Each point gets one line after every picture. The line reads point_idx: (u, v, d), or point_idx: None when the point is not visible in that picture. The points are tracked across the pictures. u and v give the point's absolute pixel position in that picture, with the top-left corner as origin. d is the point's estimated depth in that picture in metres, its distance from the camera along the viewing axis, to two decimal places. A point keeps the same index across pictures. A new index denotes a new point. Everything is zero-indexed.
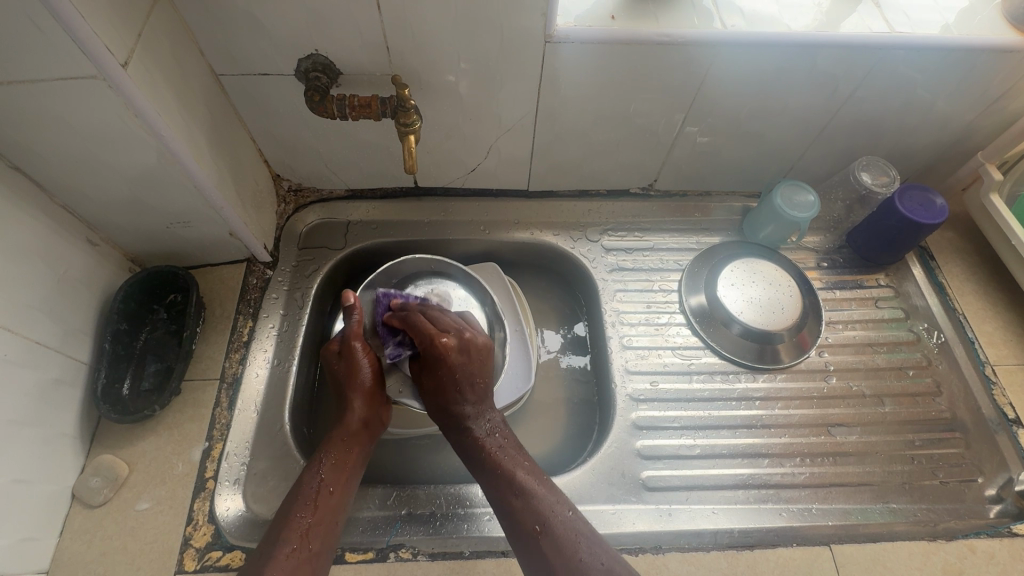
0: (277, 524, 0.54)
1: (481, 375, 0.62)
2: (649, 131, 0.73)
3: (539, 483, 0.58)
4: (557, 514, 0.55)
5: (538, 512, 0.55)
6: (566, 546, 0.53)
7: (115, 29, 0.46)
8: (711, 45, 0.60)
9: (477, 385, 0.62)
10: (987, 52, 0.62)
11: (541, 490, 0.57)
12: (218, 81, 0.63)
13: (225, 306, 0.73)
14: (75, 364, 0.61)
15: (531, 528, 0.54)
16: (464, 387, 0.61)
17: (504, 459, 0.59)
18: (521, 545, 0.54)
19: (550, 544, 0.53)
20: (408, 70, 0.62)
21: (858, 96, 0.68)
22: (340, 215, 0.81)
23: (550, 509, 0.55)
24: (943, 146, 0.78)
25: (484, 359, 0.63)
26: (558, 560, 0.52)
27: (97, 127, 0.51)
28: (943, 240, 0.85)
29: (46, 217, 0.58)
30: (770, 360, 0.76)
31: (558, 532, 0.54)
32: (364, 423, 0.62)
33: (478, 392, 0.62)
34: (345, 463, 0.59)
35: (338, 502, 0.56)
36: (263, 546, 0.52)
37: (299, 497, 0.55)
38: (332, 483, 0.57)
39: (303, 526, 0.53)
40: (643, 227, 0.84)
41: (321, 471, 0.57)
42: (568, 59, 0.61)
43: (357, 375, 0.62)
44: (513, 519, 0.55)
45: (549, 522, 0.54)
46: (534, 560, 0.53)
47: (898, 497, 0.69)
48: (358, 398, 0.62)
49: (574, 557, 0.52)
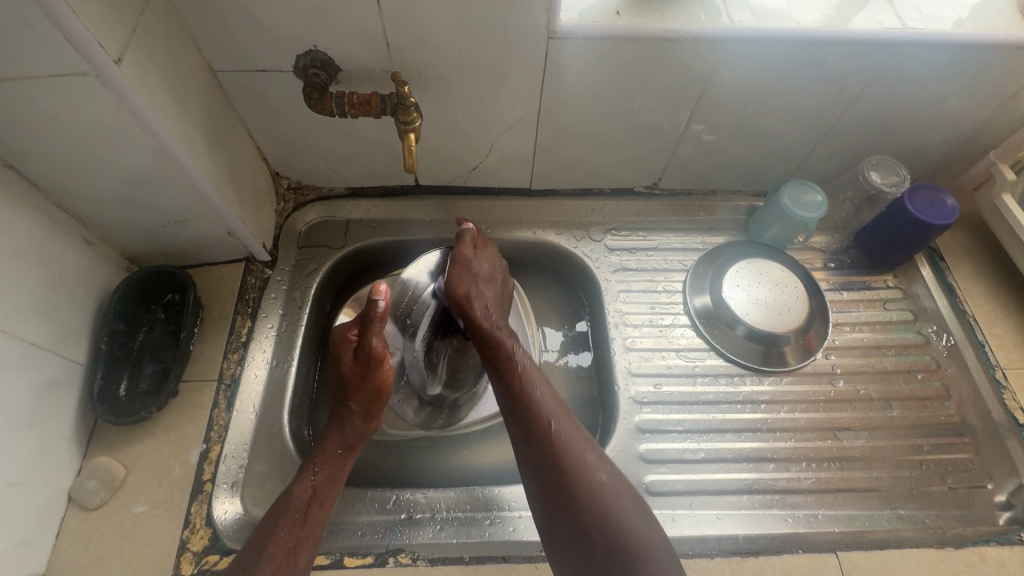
0: (262, 537, 0.53)
1: (500, 294, 0.68)
2: (654, 129, 0.71)
3: (552, 391, 0.59)
4: (571, 421, 0.56)
5: (553, 412, 0.56)
6: (577, 445, 0.54)
7: (108, 24, 0.45)
8: (719, 41, 0.59)
9: (499, 296, 0.67)
10: (1002, 49, 0.61)
11: (555, 399, 0.58)
12: (215, 77, 0.61)
13: (223, 306, 0.72)
14: (71, 365, 0.60)
15: (545, 424, 0.55)
16: (492, 288, 0.66)
17: (523, 358, 0.60)
18: (534, 435, 0.55)
19: (562, 443, 0.54)
20: (408, 66, 0.61)
21: (868, 93, 0.66)
22: (339, 213, 0.80)
23: (564, 413, 0.57)
24: (954, 144, 0.76)
25: (504, 283, 0.70)
26: (568, 455, 0.53)
27: (91, 125, 0.50)
28: (953, 240, 0.84)
29: (41, 216, 0.57)
30: (776, 362, 0.75)
31: (572, 434, 0.55)
32: (358, 437, 0.60)
33: (499, 303, 0.67)
34: (338, 472, 0.58)
35: (326, 515, 0.55)
36: (244, 561, 0.51)
37: (288, 509, 0.54)
38: (323, 495, 0.56)
39: (290, 542, 0.52)
40: (647, 226, 0.83)
41: (313, 480, 0.56)
42: (572, 55, 0.60)
43: (373, 380, 0.61)
44: (526, 415, 0.56)
45: (564, 421, 0.55)
46: (542, 452, 0.54)
47: (907, 503, 0.67)
48: (361, 407, 0.61)
49: (580, 454, 0.53)
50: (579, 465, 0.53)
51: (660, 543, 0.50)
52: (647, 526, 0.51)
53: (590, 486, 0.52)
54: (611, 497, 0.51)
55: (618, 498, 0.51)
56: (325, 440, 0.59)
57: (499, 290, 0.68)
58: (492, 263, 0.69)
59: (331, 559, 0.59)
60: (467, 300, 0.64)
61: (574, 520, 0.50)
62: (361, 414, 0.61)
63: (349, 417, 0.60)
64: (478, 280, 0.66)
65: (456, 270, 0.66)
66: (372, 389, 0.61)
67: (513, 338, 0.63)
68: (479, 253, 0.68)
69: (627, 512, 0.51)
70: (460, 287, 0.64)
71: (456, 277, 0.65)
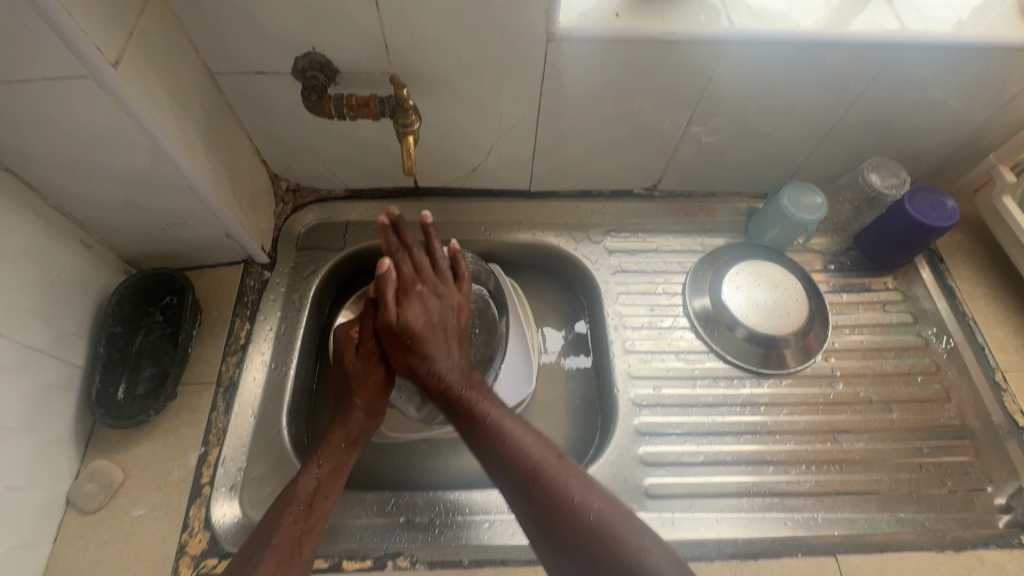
0: (266, 529, 0.52)
1: (451, 326, 0.62)
2: (653, 131, 0.71)
3: (524, 433, 0.56)
4: (548, 457, 0.54)
5: (528, 454, 0.54)
6: (561, 488, 0.52)
7: (106, 27, 0.45)
8: (719, 43, 0.59)
9: (446, 333, 0.62)
10: (1002, 52, 0.60)
11: (529, 435, 0.56)
12: (213, 80, 0.61)
13: (222, 308, 0.72)
14: (69, 368, 0.60)
15: (524, 471, 0.53)
16: (433, 334, 0.61)
17: (485, 408, 0.57)
18: (517, 487, 0.53)
19: (547, 490, 0.52)
20: (407, 69, 0.61)
21: (868, 95, 0.66)
22: (338, 215, 0.80)
23: (542, 452, 0.55)
24: (954, 147, 0.76)
25: (452, 311, 0.63)
26: (557, 500, 0.51)
27: (89, 128, 0.50)
28: (953, 242, 0.84)
29: (39, 219, 0.57)
30: (775, 364, 0.75)
31: (553, 478, 0.53)
32: (362, 432, 0.60)
33: (451, 340, 0.62)
34: (343, 465, 0.57)
35: (330, 507, 0.55)
36: (246, 552, 0.51)
37: (292, 501, 0.53)
38: (328, 487, 0.55)
39: (294, 534, 0.52)
40: (646, 228, 0.83)
41: (318, 473, 0.56)
42: (571, 57, 0.60)
43: (377, 372, 0.62)
44: (505, 470, 0.54)
45: (542, 464, 0.53)
46: (530, 503, 0.52)
47: (906, 506, 0.67)
48: (366, 401, 0.61)
49: (567, 496, 0.52)
50: (569, 508, 0.51)
51: (668, 561, 0.50)
52: (650, 549, 0.50)
53: (586, 526, 0.50)
54: (610, 529, 0.50)
55: (617, 527, 0.51)
56: (330, 434, 0.59)
57: (445, 327, 0.62)
58: (426, 300, 0.62)
59: (329, 562, 0.59)
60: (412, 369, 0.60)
61: (580, 564, 0.49)
62: (367, 408, 0.61)
63: (353, 412, 0.60)
64: (414, 334, 0.60)
65: (388, 339, 0.61)
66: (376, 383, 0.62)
67: (470, 382, 0.59)
68: (407, 299, 0.61)
69: (628, 540, 0.50)
70: (399, 360, 0.61)
71: (393, 349, 0.61)
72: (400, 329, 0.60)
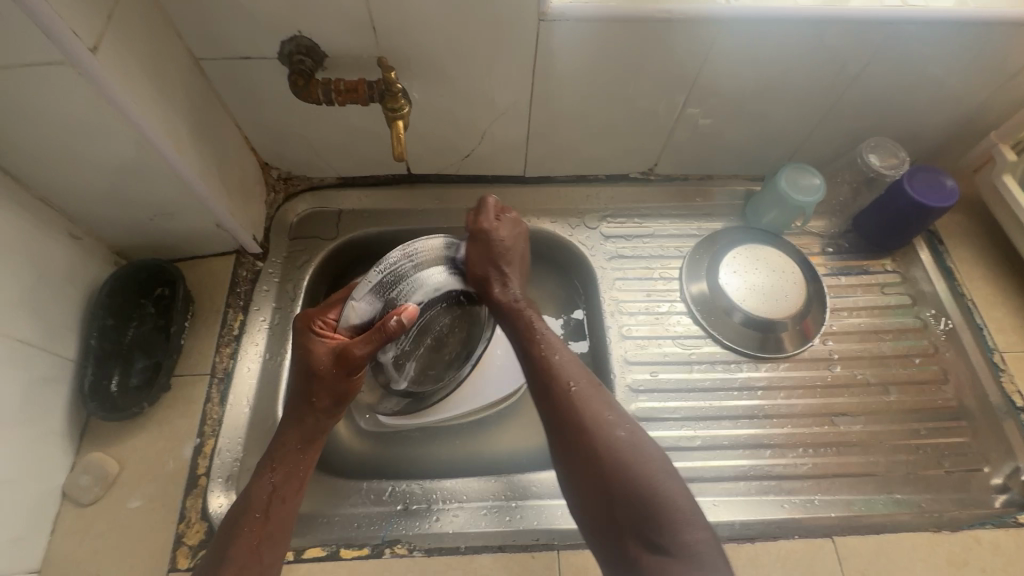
0: (224, 540, 0.51)
1: (521, 256, 0.67)
2: (649, 113, 0.70)
3: (570, 356, 0.59)
4: (590, 381, 0.56)
5: (571, 371, 0.56)
6: (595, 404, 0.53)
7: (83, 11, 0.44)
8: (714, 21, 0.57)
9: (519, 258, 0.67)
10: (1003, 27, 0.59)
11: (573, 357, 0.58)
12: (198, 65, 0.60)
13: (214, 299, 0.71)
14: (60, 362, 0.60)
15: (563, 383, 0.55)
16: (513, 255, 0.65)
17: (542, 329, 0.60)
18: (552, 400, 0.55)
19: (581, 401, 0.53)
20: (397, 52, 0.60)
21: (868, 73, 0.65)
22: (331, 203, 0.79)
23: (583, 374, 0.56)
24: (955, 126, 0.75)
25: (528, 247, 0.69)
26: (586, 414, 0.52)
27: (70, 116, 0.49)
28: (952, 223, 0.83)
29: (24, 211, 0.56)
30: (773, 348, 0.75)
31: (590, 392, 0.54)
32: (308, 433, 0.57)
33: (519, 265, 0.66)
34: (298, 466, 0.56)
35: (291, 509, 0.54)
36: (208, 566, 0.50)
37: (248, 510, 0.53)
38: (284, 490, 0.54)
39: (253, 541, 0.51)
40: (643, 213, 0.82)
41: (272, 477, 0.55)
42: (563, 38, 0.58)
43: (351, 383, 0.58)
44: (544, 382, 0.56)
45: (581, 380, 0.55)
46: (563, 414, 0.53)
47: (903, 487, 0.67)
48: (328, 403, 0.58)
49: (600, 412, 0.53)
50: (599, 420, 0.52)
51: (684, 497, 0.48)
52: (669, 480, 0.49)
53: (612, 444, 0.51)
54: (632, 449, 0.50)
55: (643, 449, 0.51)
56: (283, 436, 0.57)
57: (521, 255, 0.67)
58: (516, 229, 0.67)
59: (326, 551, 0.58)
60: (486, 279, 0.64)
61: (597, 481, 0.49)
62: (326, 411, 0.58)
63: (310, 411, 0.57)
64: (501, 249, 0.65)
65: (477, 246, 0.65)
66: (343, 393, 0.58)
67: (531, 305, 0.64)
68: (502, 219, 0.67)
69: (650, 464, 0.50)
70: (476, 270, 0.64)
71: (474, 258, 0.64)
72: (491, 244, 0.64)
